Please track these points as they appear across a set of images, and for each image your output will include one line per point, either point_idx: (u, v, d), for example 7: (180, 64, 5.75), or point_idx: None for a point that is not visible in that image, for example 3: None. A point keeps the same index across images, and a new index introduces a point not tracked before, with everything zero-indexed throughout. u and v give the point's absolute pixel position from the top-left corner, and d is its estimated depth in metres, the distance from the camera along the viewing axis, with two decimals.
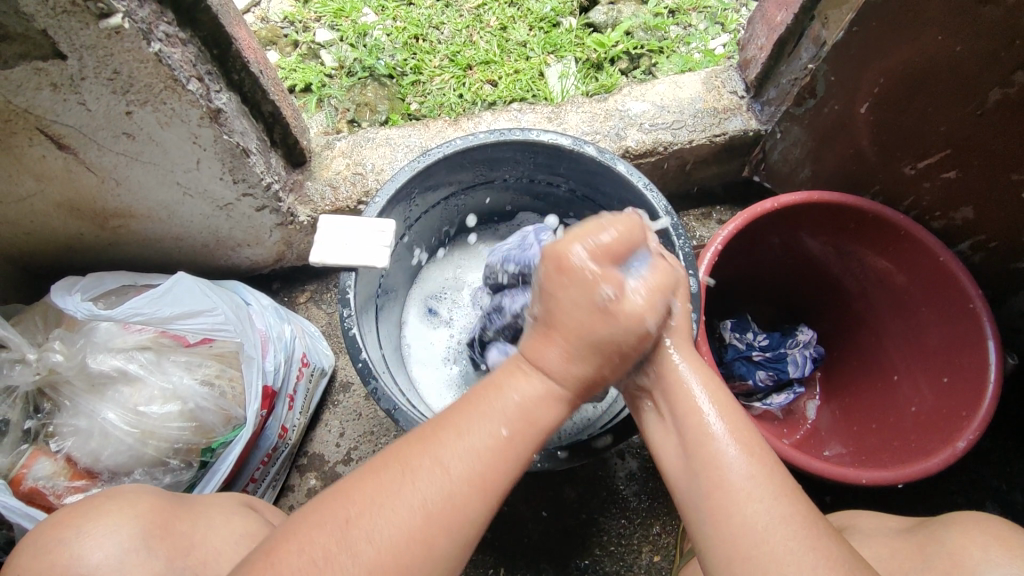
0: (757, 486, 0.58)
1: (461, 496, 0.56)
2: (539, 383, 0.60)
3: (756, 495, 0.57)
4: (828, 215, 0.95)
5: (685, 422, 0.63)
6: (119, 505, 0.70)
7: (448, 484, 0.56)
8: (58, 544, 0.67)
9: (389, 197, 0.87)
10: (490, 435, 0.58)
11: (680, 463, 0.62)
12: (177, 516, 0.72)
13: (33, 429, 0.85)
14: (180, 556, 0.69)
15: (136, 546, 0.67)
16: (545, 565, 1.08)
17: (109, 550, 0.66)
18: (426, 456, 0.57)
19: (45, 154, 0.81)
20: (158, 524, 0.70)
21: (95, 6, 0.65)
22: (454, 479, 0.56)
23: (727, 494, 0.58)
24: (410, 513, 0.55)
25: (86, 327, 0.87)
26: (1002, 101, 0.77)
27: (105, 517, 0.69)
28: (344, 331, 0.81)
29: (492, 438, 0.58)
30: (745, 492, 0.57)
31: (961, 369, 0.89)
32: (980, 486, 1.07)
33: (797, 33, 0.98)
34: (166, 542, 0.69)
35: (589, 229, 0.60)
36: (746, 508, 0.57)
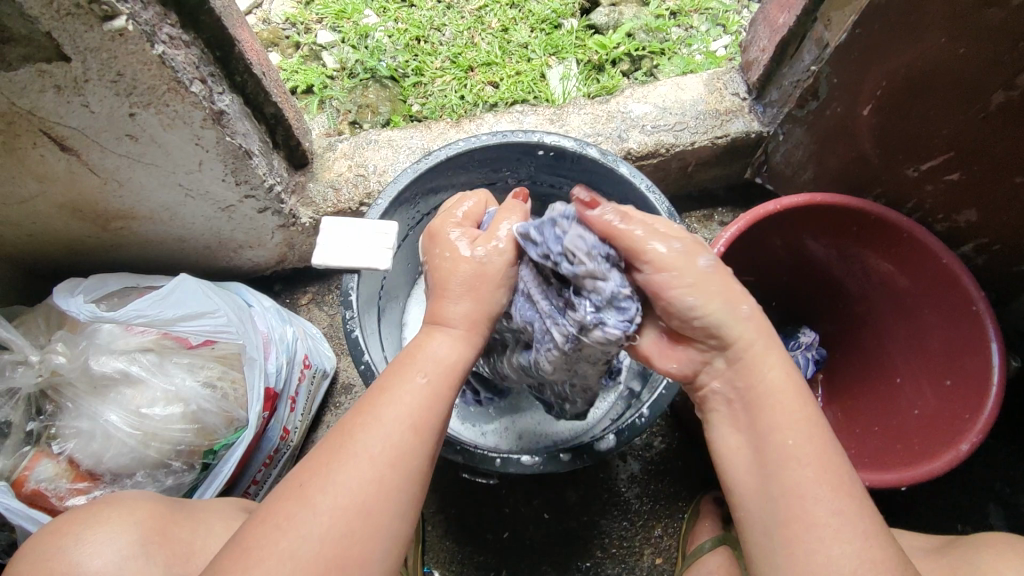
0: (845, 523, 0.56)
1: (402, 443, 0.59)
2: (449, 334, 0.66)
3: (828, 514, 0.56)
4: (830, 217, 0.95)
5: (769, 440, 0.60)
6: (118, 512, 0.70)
7: (386, 433, 0.59)
8: (58, 552, 0.67)
9: (391, 199, 0.87)
10: (409, 386, 0.62)
11: (756, 480, 0.60)
12: (175, 521, 0.72)
13: (35, 431, 0.85)
14: (178, 562, 0.69)
15: (134, 552, 0.67)
16: (546, 567, 1.08)
17: (107, 557, 0.67)
18: (365, 419, 0.60)
19: (48, 156, 0.81)
20: (157, 530, 0.70)
21: (98, 8, 0.65)
22: (389, 425, 0.59)
23: (808, 526, 0.56)
24: (366, 469, 0.57)
25: (89, 329, 0.87)
26: (1005, 104, 0.77)
27: (104, 524, 0.69)
28: (346, 333, 0.81)
29: (415, 389, 0.62)
30: (829, 526, 0.56)
31: (964, 371, 0.89)
32: (982, 489, 1.07)
33: (799, 35, 0.98)
34: (165, 548, 0.69)
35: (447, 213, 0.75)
36: (832, 548, 0.55)
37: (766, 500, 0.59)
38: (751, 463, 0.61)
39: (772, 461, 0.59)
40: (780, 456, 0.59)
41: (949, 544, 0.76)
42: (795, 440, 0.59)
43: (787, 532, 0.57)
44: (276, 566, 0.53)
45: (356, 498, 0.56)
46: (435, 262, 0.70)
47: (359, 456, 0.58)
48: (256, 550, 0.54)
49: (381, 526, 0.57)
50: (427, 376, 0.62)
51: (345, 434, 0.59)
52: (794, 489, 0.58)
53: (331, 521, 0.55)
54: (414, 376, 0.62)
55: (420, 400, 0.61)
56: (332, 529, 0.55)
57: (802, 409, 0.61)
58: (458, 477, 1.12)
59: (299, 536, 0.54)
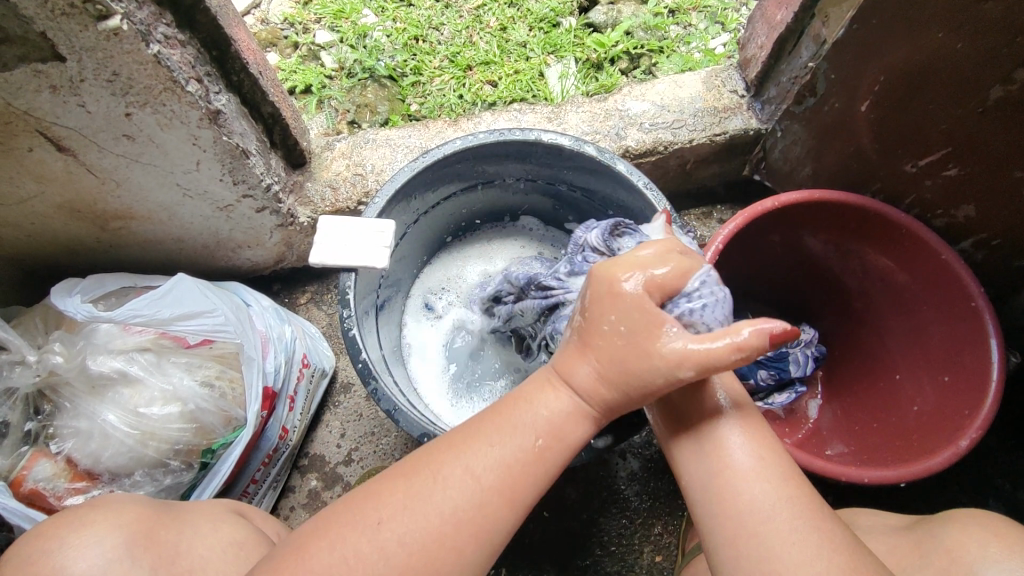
0: (765, 468, 0.59)
1: (488, 501, 0.59)
2: (568, 400, 0.61)
3: (764, 479, 0.59)
4: (829, 213, 0.94)
5: (697, 408, 0.63)
6: (106, 514, 0.71)
7: (475, 490, 0.59)
8: (42, 556, 0.67)
9: (388, 198, 0.87)
10: (520, 446, 0.60)
11: (687, 443, 0.63)
12: (162, 524, 0.72)
13: (32, 431, 0.85)
14: (165, 565, 0.69)
15: (119, 555, 0.67)
16: (545, 565, 1.08)
17: (92, 560, 0.66)
18: (456, 465, 0.59)
19: (45, 156, 0.81)
20: (143, 533, 0.70)
21: (93, 8, 0.65)
22: (482, 485, 0.59)
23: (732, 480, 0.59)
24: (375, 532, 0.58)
25: (86, 329, 0.87)
26: (1002, 98, 0.77)
27: (90, 528, 0.69)
28: (344, 332, 0.81)
29: (520, 449, 0.60)
30: (750, 476, 0.59)
31: (962, 366, 0.89)
32: (983, 486, 1.07)
33: (797, 31, 0.98)
34: (151, 552, 0.69)
35: (650, 259, 0.61)
36: (752, 491, 0.58)
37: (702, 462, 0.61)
38: (684, 428, 0.63)
39: (705, 434, 0.62)
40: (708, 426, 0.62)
41: (920, 519, 0.76)
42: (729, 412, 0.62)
43: (724, 503, 0.59)
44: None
45: (431, 541, 0.58)
46: None
47: (445, 497, 0.59)
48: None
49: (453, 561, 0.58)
50: (537, 435, 0.60)
51: (446, 459, 0.60)
52: (726, 458, 0.60)
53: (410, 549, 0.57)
54: None
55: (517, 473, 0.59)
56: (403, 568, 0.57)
57: (730, 383, 0.65)
58: None
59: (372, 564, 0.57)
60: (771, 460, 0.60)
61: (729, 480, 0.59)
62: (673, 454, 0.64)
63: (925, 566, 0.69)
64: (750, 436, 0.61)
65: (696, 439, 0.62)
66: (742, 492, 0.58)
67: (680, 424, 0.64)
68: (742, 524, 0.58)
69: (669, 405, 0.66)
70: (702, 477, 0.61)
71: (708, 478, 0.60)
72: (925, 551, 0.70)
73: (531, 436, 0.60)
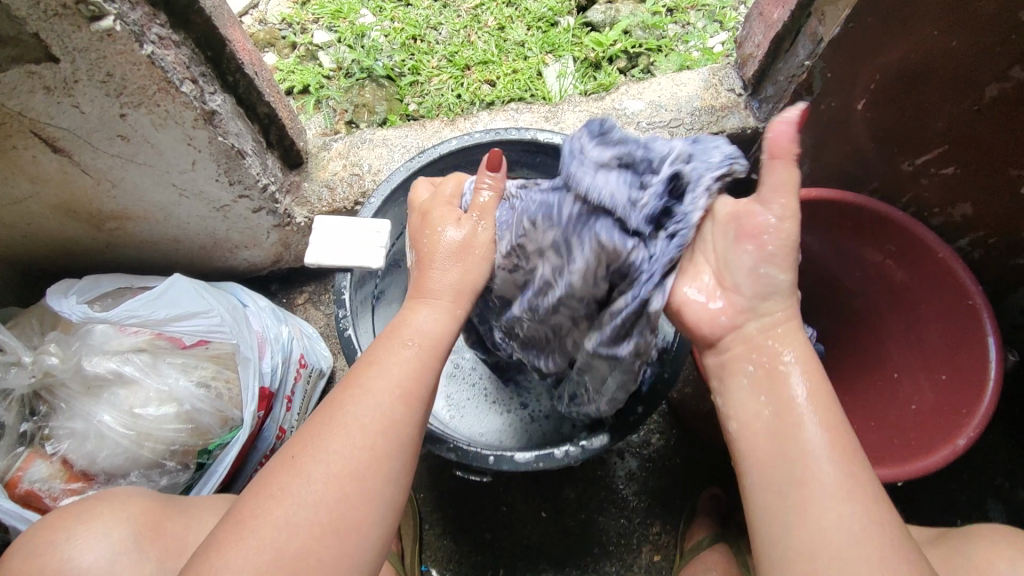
0: (850, 496, 0.56)
1: (391, 412, 0.61)
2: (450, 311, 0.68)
3: (847, 505, 0.56)
4: (827, 211, 0.94)
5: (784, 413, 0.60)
6: (111, 507, 0.70)
7: (376, 403, 0.61)
8: (49, 547, 0.67)
9: (384, 198, 0.87)
10: (398, 355, 0.64)
11: (764, 450, 0.61)
12: (169, 517, 0.72)
13: (29, 432, 0.85)
14: (172, 558, 0.69)
15: (127, 547, 0.67)
16: (544, 565, 1.08)
17: (99, 552, 0.67)
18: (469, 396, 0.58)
19: (39, 156, 0.81)
20: (149, 526, 0.70)
21: (86, 8, 0.65)
22: (379, 396, 0.61)
23: (812, 497, 0.57)
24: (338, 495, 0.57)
25: (82, 329, 0.87)
26: (998, 97, 0.77)
27: (95, 521, 0.69)
28: (338, 332, 0.81)
29: (403, 358, 0.64)
30: (833, 496, 0.56)
31: (961, 365, 0.88)
32: (983, 485, 1.07)
33: (794, 29, 0.97)
34: (159, 544, 0.69)
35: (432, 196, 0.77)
36: (834, 516, 0.56)
37: (781, 472, 0.59)
38: (763, 433, 0.61)
39: (791, 447, 0.59)
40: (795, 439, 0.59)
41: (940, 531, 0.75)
42: (816, 431, 0.59)
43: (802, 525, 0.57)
44: (273, 535, 0.54)
45: (358, 460, 0.58)
46: (420, 261, 0.70)
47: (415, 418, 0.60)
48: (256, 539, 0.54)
49: (381, 475, 0.59)
50: (415, 344, 0.65)
51: (365, 375, 0.62)
52: (811, 475, 0.57)
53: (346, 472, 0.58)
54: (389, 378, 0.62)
55: (407, 370, 0.63)
56: (327, 496, 0.57)
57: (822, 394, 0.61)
58: (456, 475, 1.12)
59: (293, 504, 0.56)
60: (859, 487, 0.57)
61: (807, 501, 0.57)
62: (745, 457, 0.62)
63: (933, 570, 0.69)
64: (842, 458, 0.58)
65: (774, 449, 0.60)
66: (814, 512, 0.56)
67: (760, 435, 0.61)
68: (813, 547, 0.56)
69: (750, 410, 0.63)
70: (777, 489, 0.59)
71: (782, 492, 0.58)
72: (949, 565, 0.69)
73: (407, 345, 0.65)
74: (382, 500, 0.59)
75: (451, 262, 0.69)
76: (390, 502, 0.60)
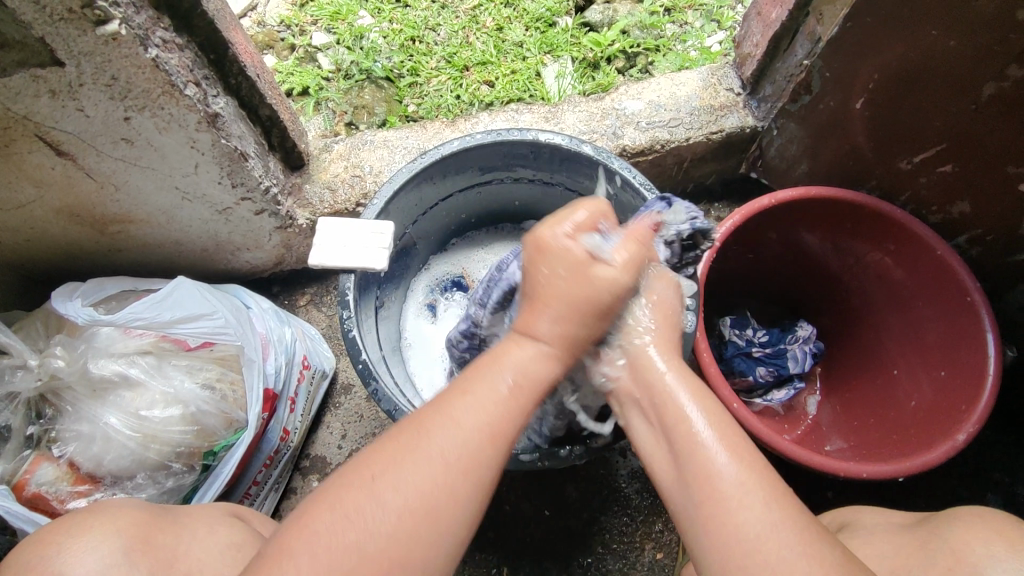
0: (749, 492, 0.57)
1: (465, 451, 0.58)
2: None
3: (748, 501, 0.56)
4: (825, 210, 0.95)
5: (673, 430, 0.62)
6: (102, 520, 0.69)
7: (463, 438, 0.58)
8: (40, 561, 0.65)
9: (387, 199, 0.87)
10: (496, 389, 0.61)
11: (671, 471, 0.62)
12: (159, 529, 0.72)
13: (35, 435, 0.85)
14: (164, 569, 0.69)
15: (118, 560, 0.66)
16: (547, 564, 1.08)
17: (91, 565, 0.65)
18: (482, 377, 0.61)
19: (45, 160, 0.81)
20: (140, 539, 0.69)
21: (91, 12, 0.65)
22: (470, 433, 0.58)
23: (718, 502, 0.57)
24: (419, 473, 0.56)
25: (87, 332, 0.87)
26: (996, 95, 0.77)
27: (86, 533, 0.67)
28: (343, 333, 0.81)
29: (496, 397, 0.60)
30: (735, 498, 0.56)
31: (958, 362, 0.89)
32: (981, 481, 1.08)
33: (792, 29, 0.98)
34: (149, 556, 0.68)
35: (563, 214, 0.67)
36: (739, 517, 0.56)
37: (686, 488, 0.59)
38: (667, 455, 0.62)
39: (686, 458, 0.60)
40: (691, 450, 0.60)
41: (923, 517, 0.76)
42: (707, 435, 0.60)
43: (713, 521, 0.57)
44: (341, 559, 0.54)
45: (423, 488, 0.56)
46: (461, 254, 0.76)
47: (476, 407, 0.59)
48: (321, 532, 0.55)
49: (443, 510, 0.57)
50: (513, 377, 0.61)
51: None
52: (710, 483, 0.58)
53: (417, 497, 0.56)
54: None
55: (501, 405, 0.60)
56: (396, 531, 0.55)
57: (708, 402, 0.62)
58: None
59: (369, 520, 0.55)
60: (756, 478, 0.57)
61: (714, 508, 0.57)
62: (663, 480, 0.63)
63: (926, 563, 0.69)
64: (735, 456, 0.58)
65: (679, 467, 0.60)
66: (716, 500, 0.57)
67: (662, 452, 0.63)
68: (728, 548, 0.56)
69: (650, 434, 0.65)
70: (688, 504, 0.59)
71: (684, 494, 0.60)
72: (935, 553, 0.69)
73: (504, 380, 0.61)
74: (452, 530, 0.57)
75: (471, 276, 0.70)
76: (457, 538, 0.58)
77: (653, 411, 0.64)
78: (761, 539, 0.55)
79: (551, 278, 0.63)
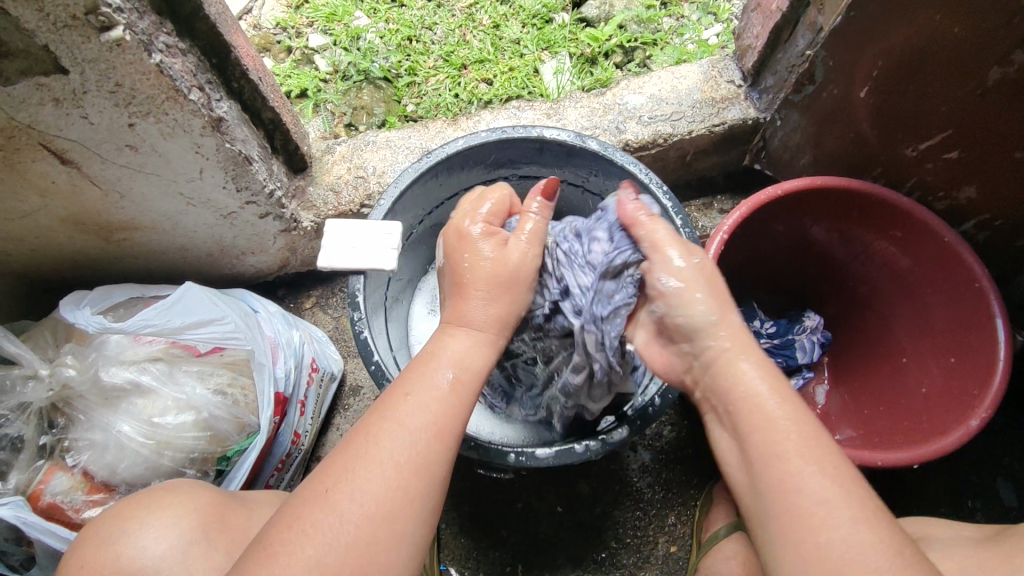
0: (834, 510, 0.54)
1: (410, 455, 0.59)
2: None
3: (831, 522, 0.54)
4: (833, 200, 0.95)
5: (750, 438, 0.59)
6: (178, 498, 0.72)
7: (409, 436, 0.60)
8: (123, 535, 0.68)
9: (394, 200, 0.87)
10: (433, 385, 0.63)
11: (747, 479, 0.59)
12: (233, 510, 0.73)
13: (48, 445, 0.85)
14: (239, 549, 0.70)
15: (195, 537, 0.68)
16: (561, 560, 1.08)
17: (171, 541, 0.68)
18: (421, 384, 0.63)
19: (49, 169, 0.81)
20: (215, 518, 0.71)
21: (95, 19, 0.64)
22: (413, 432, 0.60)
23: (799, 518, 0.55)
24: (366, 488, 0.57)
25: (97, 340, 0.87)
26: (1002, 80, 0.77)
27: (166, 510, 0.70)
28: (355, 334, 0.81)
29: (436, 390, 0.62)
30: (818, 516, 0.54)
31: (968, 347, 0.90)
32: (992, 466, 1.08)
33: (792, 20, 0.98)
34: (226, 535, 0.70)
35: (473, 206, 0.74)
36: (821, 535, 0.53)
37: (763, 500, 0.57)
38: (743, 463, 0.60)
39: (765, 469, 0.57)
40: (769, 459, 0.57)
41: (1000, 532, 0.76)
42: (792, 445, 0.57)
43: (784, 517, 0.55)
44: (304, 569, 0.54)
45: (374, 501, 0.57)
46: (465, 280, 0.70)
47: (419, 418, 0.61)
48: (291, 552, 0.55)
49: (392, 524, 0.57)
50: (450, 374, 0.64)
51: (395, 394, 0.63)
52: (793, 499, 0.55)
53: (375, 502, 0.57)
54: (428, 381, 0.63)
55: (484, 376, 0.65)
56: (358, 536, 0.55)
57: (794, 412, 0.59)
58: (471, 472, 1.13)
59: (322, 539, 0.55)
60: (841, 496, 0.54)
61: (794, 525, 0.55)
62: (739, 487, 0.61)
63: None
64: (822, 471, 0.55)
65: (755, 476, 0.58)
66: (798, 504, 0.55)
67: (738, 456, 0.61)
68: (808, 568, 0.53)
69: (726, 439, 0.63)
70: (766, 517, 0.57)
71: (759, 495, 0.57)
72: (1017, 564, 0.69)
73: (443, 373, 0.64)
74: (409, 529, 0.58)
75: (493, 292, 0.68)
76: (419, 540, 0.59)
77: (726, 412, 0.62)
78: (845, 561, 0.52)
79: (470, 267, 0.69)
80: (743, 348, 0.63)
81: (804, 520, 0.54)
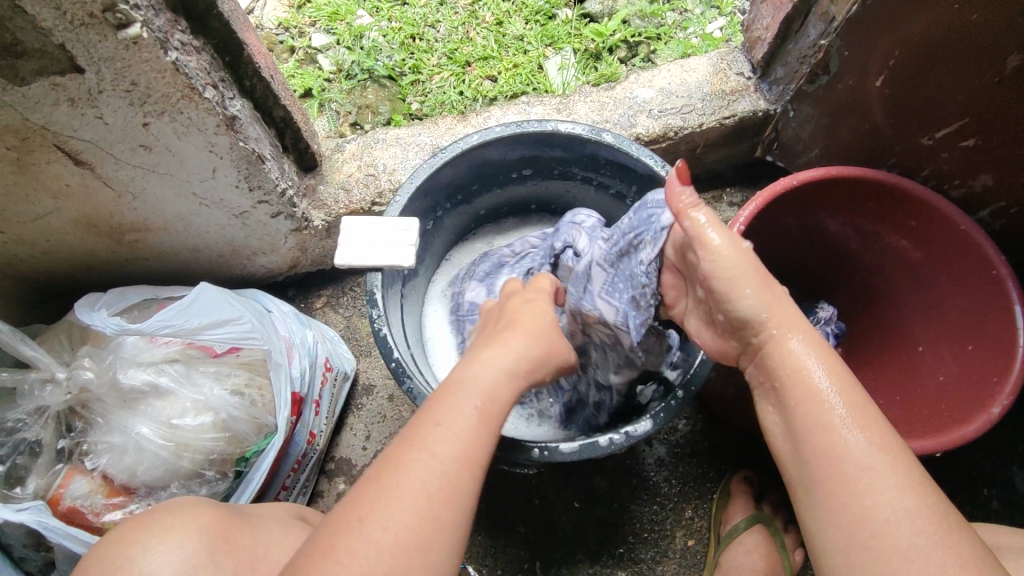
0: (878, 476, 0.55)
1: (444, 479, 0.57)
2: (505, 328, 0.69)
3: (880, 488, 0.54)
4: (851, 189, 0.94)
5: (801, 410, 0.59)
6: (182, 518, 0.68)
7: (440, 467, 0.58)
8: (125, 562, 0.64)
9: (409, 197, 0.87)
10: (463, 414, 0.60)
11: (792, 451, 0.60)
12: (238, 529, 0.71)
13: (66, 448, 0.84)
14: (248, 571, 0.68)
15: (203, 561, 0.65)
16: (580, 556, 1.08)
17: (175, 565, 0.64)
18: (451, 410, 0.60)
19: (62, 171, 0.80)
20: (220, 538, 0.69)
21: (113, 17, 0.64)
22: (444, 460, 0.58)
23: (848, 488, 0.55)
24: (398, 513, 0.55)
25: (114, 342, 0.86)
26: (1020, 67, 0.77)
27: (170, 533, 0.66)
28: (374, 332, 0.80)
29: (464, 417, 0.60)
30: (862, 482, 0.55)
31: (986, 335, 0.90)
32: (1008, 454, 1.08)
33: (804, 10, 0.97)
34: (233, 557, 0.68)
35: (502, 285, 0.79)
36: (867, 501, 0.54)
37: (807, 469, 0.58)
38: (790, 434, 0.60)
39: (816, 438, 0.58)
40: (818, 428, 0.58)
41: None
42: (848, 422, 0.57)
43: (829, 485, 0.56)
44: None
45: (407, 528, 0.55)
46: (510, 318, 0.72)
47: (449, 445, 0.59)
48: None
49: (423, 552, 0.55)
50: (475, 401, 0.61)
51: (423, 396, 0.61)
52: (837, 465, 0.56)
53: (406, 531, 0.54)
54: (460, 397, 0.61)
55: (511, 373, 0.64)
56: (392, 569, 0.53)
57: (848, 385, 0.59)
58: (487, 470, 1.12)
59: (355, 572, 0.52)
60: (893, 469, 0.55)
61: (840, 491, 0.55)
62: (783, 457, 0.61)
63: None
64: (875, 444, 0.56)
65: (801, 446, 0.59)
66: (862, 493, 0.54)
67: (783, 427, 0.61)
68: (854, 534, 0.54)
69: (771, 414, 0.63)
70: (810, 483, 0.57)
71: (816, 482, 0.57)
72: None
73: (471, 402, 0.61)
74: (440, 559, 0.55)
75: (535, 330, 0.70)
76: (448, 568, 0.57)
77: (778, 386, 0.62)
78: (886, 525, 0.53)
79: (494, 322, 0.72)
80: (790, 326, 0.63)
81: (847, 485, 0.55)
